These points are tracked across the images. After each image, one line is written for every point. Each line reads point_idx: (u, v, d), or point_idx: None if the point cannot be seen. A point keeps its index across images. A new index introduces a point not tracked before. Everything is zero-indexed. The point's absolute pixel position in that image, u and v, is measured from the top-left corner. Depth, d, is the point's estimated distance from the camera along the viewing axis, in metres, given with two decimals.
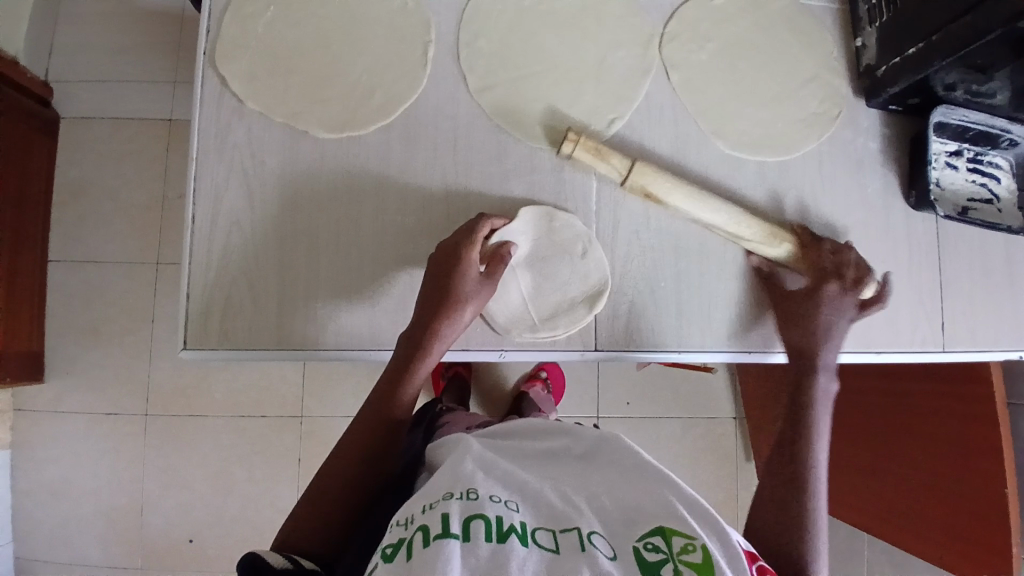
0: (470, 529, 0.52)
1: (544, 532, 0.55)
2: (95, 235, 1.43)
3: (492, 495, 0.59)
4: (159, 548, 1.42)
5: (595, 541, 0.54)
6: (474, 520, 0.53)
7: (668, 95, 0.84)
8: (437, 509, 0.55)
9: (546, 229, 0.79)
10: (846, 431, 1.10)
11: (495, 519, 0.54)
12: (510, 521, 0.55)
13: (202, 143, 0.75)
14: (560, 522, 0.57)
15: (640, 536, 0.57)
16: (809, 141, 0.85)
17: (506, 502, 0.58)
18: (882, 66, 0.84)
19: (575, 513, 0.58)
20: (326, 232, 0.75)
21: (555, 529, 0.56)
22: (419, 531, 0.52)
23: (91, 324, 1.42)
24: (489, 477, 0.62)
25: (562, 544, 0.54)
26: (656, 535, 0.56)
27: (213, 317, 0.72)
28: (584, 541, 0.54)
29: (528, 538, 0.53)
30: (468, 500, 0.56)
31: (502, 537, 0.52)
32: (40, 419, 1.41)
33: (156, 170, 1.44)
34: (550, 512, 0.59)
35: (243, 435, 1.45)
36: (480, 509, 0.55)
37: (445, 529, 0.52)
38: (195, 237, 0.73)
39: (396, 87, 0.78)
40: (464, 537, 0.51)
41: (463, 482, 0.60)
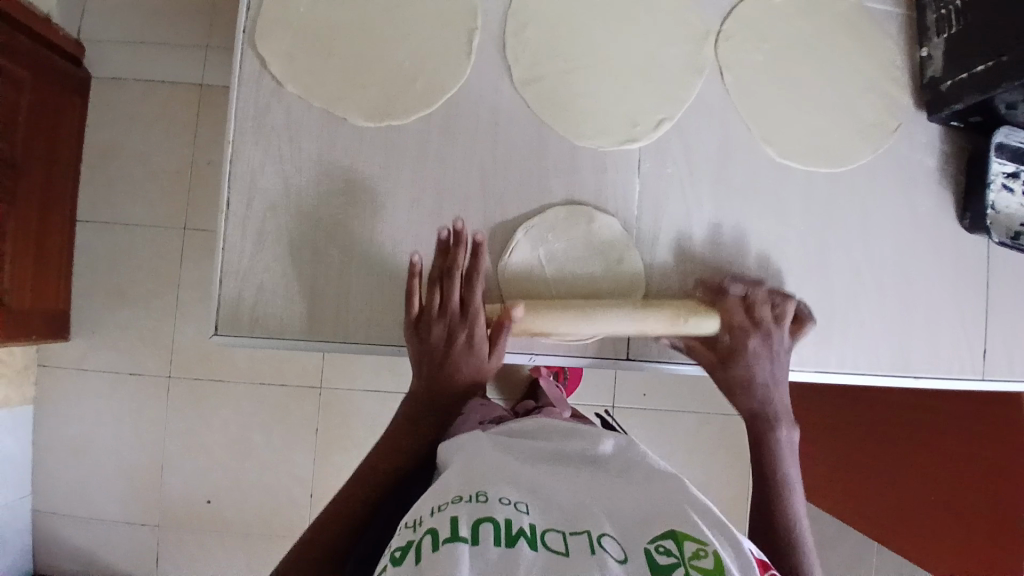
0: (478, 533, 0.48)
1: (554, 535, 0.49)
2: (124, 197, 1.43)
3: (501, 496, 0.53)
4: (177, 507, 1.45)
5: (606, 545, 0.49)
6: (483, 523, 0.49)
7: (719, 98, 0.80)
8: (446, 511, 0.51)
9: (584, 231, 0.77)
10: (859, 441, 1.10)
11: (504, 522, 0.50)
12: (519, 524, 0.50)
13: (240, 124, 0.73)
14: (570, 523, 0.51)
15: (651, 539, 0.50)
16: (863, 155, 0.82)
17: (514, 504, 0.53)
18: (948, 80, 0.80)
19: (586, 514, 0.53)
20: (361, 226, 0.74)
21: (565, 532, 0.50)
22: (429, 534, 0.49)
23: (116, 285, 1.43)
24: (497, 476, 0.57)
25: (572, 548, 0.48)
26: (668, 539, 0.50)
27: (245, 303, 0.72)
28: (594, 544, 0.48)
29: (538, 541, 0.48)
30: (477, 502, 0.52)
31: (511, 541, 0.48)
32: (65, 375, 1.44)
33: (186, 134, 1.43)
34: (558, 513, 0.53)
35: (261, 403, 1.47)
36: (488, 512, 0.51)
37: (453, 532, 0.48)
38: (229, 221, 0.72)
39: (439, 75, 0.76)
40: (471, 541, 0.47)
41: (473, 484, 0.56)
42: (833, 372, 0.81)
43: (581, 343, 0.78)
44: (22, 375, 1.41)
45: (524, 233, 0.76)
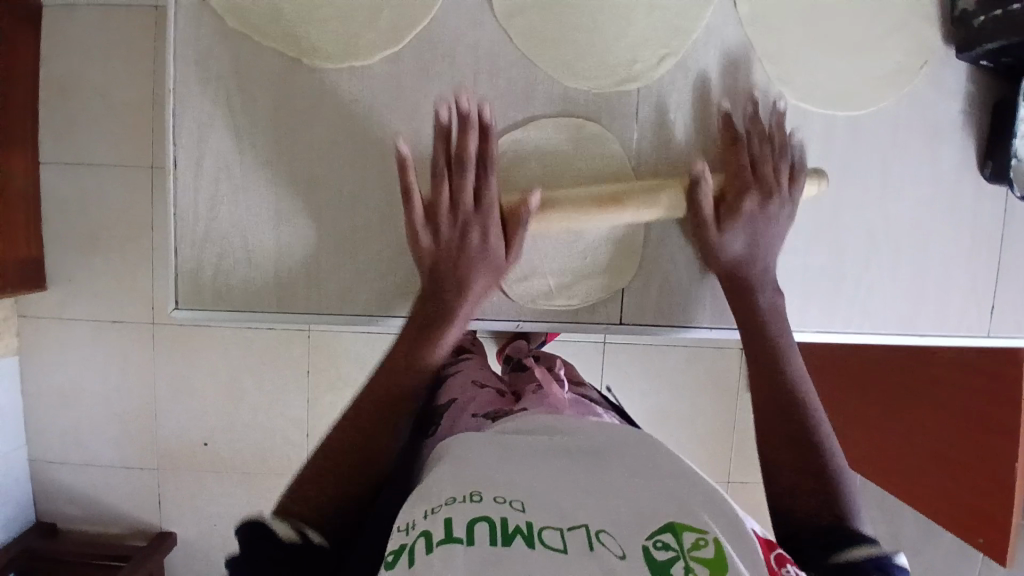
0: (473, 532, 0.46)
1: (551, 530, 0.48)
2: (84, 135, 1.33)
3: (498, 495, 0.51)
4: (174, 451, 1.46)
5: (604, 540, 0.47)
6: (478, 523, 0.47)
7: (729, 31, 0.71)
8: (440, 513, 0.49)
9: (571, 177, 0.71)
10: (864, 388, 1.11)
11: (499, 521, 0.48)
12: (515, 521, 0.48)
13: (184, 67, 0.65)
14: (564, 520, 0.49)
15: (649, 535, 0.49)
16: (885, 96, 0.74)
17: (510, 502, 0.50)
18: (980, 16, 0.70)
19: (583, 512, 0.50)
20: (330, 187, 0.67)
21: (561, 528, 0.48)
22: (421, 537, 0.47)
23: (87, 231, 1.36)
24: (492, 474, 0.54)
25: (571, 545, 0.47)
26: (666, 532, 0.48)
27: (206, 275, 0.66)
28: (591, 539, 0.47)
29: (534, 538, 0.47)
30: (471, 502, 0.50)
31: (507, 540, 0.46)
32: (45, 324, 1.40)
33: (145, 63, 1.31)
34: (553, 509, 0.50)
35: (249, 349, 1.44)
36: (483, 512, 0.49)
37: (447, 534, 0.46)
38: (181, 183, 0.65)
39: (410, 9, 0.67)
40: (465, 542, 0.46)
41: (468, 482, 0.53)
42: (835, 335, 0.77)
43: (569, 305, 0.73)
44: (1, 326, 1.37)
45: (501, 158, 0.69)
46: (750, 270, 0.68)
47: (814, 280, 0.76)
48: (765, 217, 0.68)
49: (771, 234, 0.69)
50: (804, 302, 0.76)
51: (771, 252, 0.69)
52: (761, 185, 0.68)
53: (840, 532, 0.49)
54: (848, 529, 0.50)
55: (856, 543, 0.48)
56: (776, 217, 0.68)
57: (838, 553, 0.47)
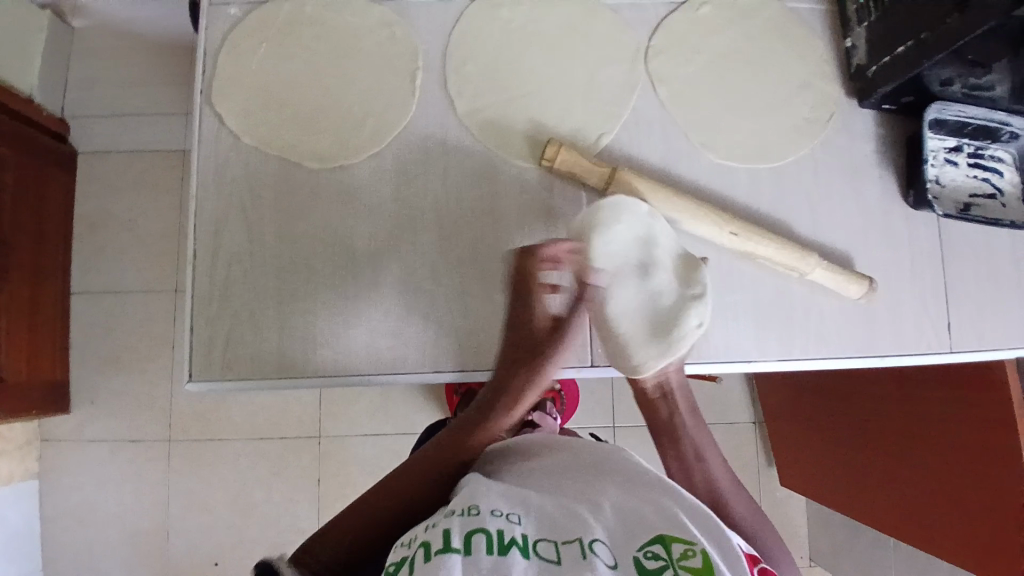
0: (471, 542, 0.49)
1: (546, 544, 0.51)
2: (114, 266, 1.47)
3: (494, 509, 0.55)
4: (185, 570, 1.44)
5: (597, 550, 0.51)
6: (474, 534, 0.50)
7: (657, 109, 0.84)
8: (439, 525, 0.52)
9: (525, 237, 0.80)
10: (872, 427, 1.14)
11: (495, 533, 0.51)
12: (510, 534, 0.51)
13: (202, 177, 0.77)
14: (559, 532, 0.53)
15: (641, 546, 0.52)
16: (801, 147, 0.85)
17: (506, 515, 0.54)
18: (873, 67, 0.84)
19: (577, 525, 0.54)
20: (324, 265, 0.77)
21: (555, 541, 0.52)
22: (421, 546, 0.50)
23: (112, 353, 1.46)
24: (492, 492, 0.59)
25: (564, 556, 0.49)
26: (656, 543, 0.52)
27: (216, 349, 0.74)
28: (585, 550, 0.50)
29: (530, 550, 0.50)
30: (469, 515, 0.53)
31: (503, 550, 0.49)
32: (65, 447, 1.45)
33: (172, 200, 1.48)
34: (550, 524, 0.54)
35: (261, 456, 1.47)
36: (480, 523, 0.52)
37: (445, 543, 0.49)
38: (197, 273, 0.75)
39: (388, 114, 0.80)
40: (463, 551, 0.48)
41: (466, 499, 0.57)
42: (799, 362, 0.82)
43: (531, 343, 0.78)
44: (24, 450, 1.42)
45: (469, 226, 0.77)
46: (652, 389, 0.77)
47: (769, 312, 0.83)
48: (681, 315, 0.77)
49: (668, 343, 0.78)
50: (765, 334, 0.82)
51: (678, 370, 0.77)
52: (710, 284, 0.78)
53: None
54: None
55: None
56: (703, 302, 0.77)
57: None
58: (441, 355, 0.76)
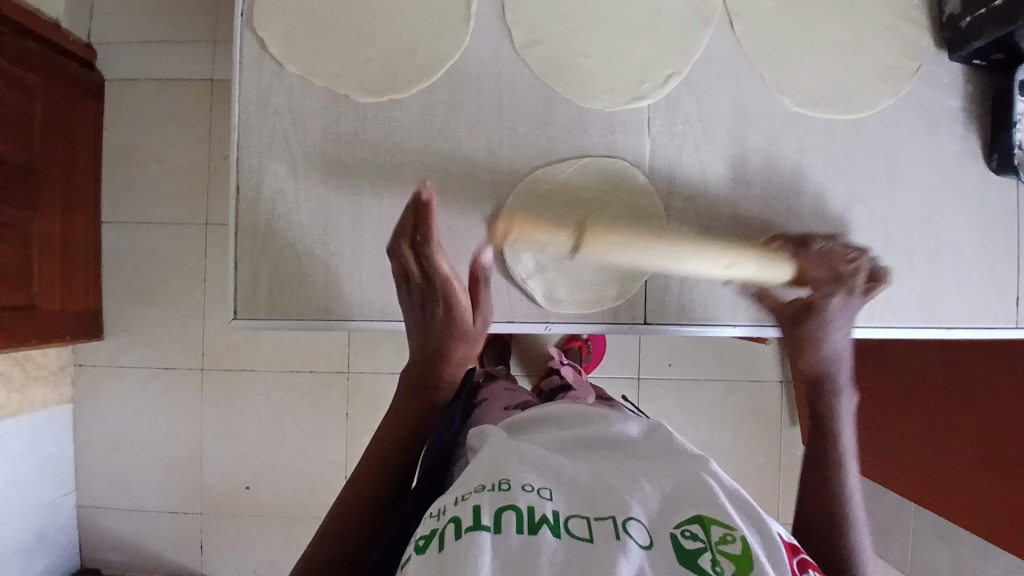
0: (501, 521, 0.50)
1: (578, 520, 0.52)
2: (144, 197, 1.45)
3: (525, 482, 0.55)
4: (217, 495, 1.50)
5: (632, 530, 0.51)
6: (505, 511, 0.51)
7: (730, 50, 0.78)
8: (469, 500, 0.54)
9: (563, 195, 0.76)
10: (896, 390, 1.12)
11: (526, 509, 0.51)
12: (542, 511, 0.52)
13: (243, 106, 0.74)
14: (594, 508, 0.54)
15: (678, 523, 0.54)
16: (883, 98, 0.79)
17: (537, 490, 0.55)
18: (965, 17, 0.76)
19: (610, 498, 0.55)
20: (372, 205, 0.74)
21: (589, 516, 0.52)
22: (452, 523, 0.52)
23: (143, 284, 1.46)
24: (523, 463, 0.59)
25: (598, 534, 0.50)
26: (694, 523, 0.53)
27: (262, 288, 0.73)
28: (619, 530, 0.50)
29: (561, 528, 0.50)
30: (500, 491, 0.54)
31: (533, 529, 0.50)
32: (99, 374, 1.48)
33: (200, 129, 1.44)
34: (582, 499, 0.55)
35: (290, 391, 1.49)
36: (510, 499, 0.52)
37: (475, 521, 0.50)
38: (240, 208, 0.73)
39: (440, 44, 0.75)
40: (493, 530, 0.50)
41: (497, 472, 0.58)
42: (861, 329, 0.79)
43: (589, 304, 0.77)
44: (58, 375, 1.45)
45: (518, 195, 0.75)
46: (831, 370, 0.74)
47: None
48: (840, 312, 0.75)
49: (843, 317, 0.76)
50: None
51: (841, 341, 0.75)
52: (843, 280, 0.75)
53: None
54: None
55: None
56: (853, 310, 0.76)
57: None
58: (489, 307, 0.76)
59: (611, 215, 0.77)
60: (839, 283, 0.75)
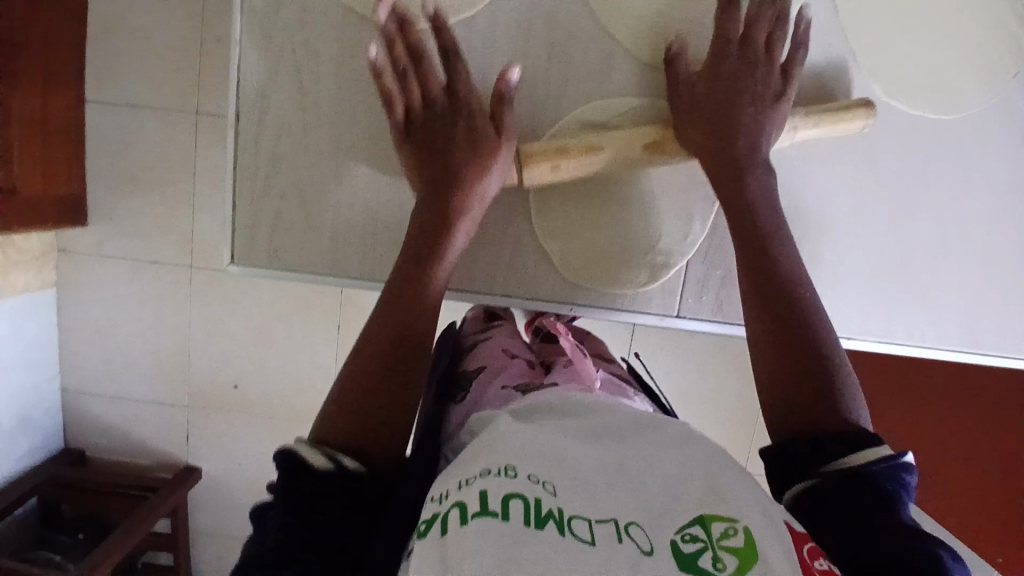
0: (508, 511, 0.45)
1: (580, 522, 0.45)
2: (131, 73, 1.31)
3: (531, 474, 0.49)
4: (205, 390, 1.49)
5: (634, 535, 0.45)
6: (512, 500, 0.45)
7: (820, 20, 0.68)
8: (472, 485, 0.48)
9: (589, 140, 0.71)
10: None
11: (533, 502, 0.46)
12: (548, 505, 0.46)
13: (247, 17, 0.63)
14: (596, 507, 0.47)
15: (678, 527, 0.46)
16: (978, 101, 0.71)
17: (542, 483, 0.48)
18: None
19: (612, 498, 0.48)
20: (393, 152, 0.66)
21: (591, 518, 0.46)
22: (456, 507, 0.46)
23: (129, 170, 1.36)
24: (528, 450, 0.52)
25: (600, 537, 0.44)
26: (695, 524, 0.46)
27: (263, 234, 0.67)
28: (621, 534, 0.45)
29: (567, 526, 0.44)
30: (506, 478, 0.48)
31: (541, 523, 0.44)
32: (82, 260, 1.41)
33: (194, 1, 1.28)
34: (587, 493, 0.48)
35: (281, 298, 1.44)
36: (516, 489, 0.47)
37: (481, 507, 0.45)
38: (240, 140, 0.65)
39: None
40: (501, 517, 0.44)
41: (500, 458, 0.51)
42: (895, 346, 0.76)
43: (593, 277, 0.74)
44: (41, 258, 1.38)
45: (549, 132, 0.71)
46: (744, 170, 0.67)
47: (884, 287, 0.75)
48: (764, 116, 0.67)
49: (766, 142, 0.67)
50: (873, 310, 0.75)
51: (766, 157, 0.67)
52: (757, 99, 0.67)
53: (846, 439, 0.52)
54: (854, 431, 0.53)
55: (868, 452, 0.51)
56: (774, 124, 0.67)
57: (848, 459, 0.51)
58: (512, 279, 0.74)
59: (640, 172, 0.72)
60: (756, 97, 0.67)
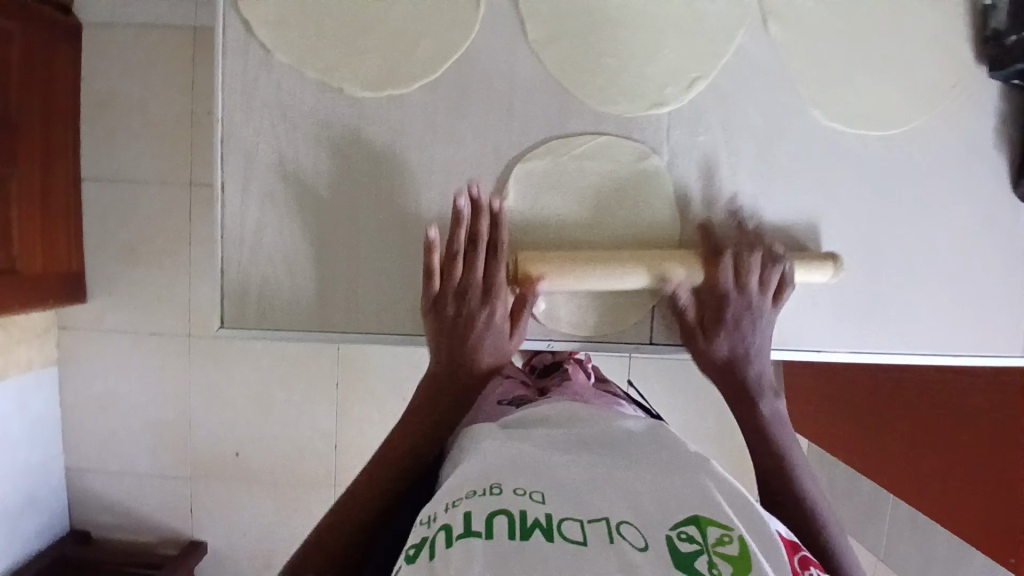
0: (493, 526, 0.47)
1: (571, 523, 0.47)
2: (125, 154, 1.37)
3: (517, 486, 0.52)
4: (206, 459, 1.49)
5: (624, 533, 0.47)
6: (497, 516, 0.48)
7: (759, 54, 0.73)
8: (460, 506, 0.50)
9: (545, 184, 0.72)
10: None
11: (518, 514, 0.48)
12: (533, 514, 0.48)
13: (228, 95, 0.68)
14: (585, 510, 0.50)
15: (673, 525, 0.49)
16: (919, 115, 0.75)
17: (528, 494, 0.51)
18: (1015, 33, 0.71)
19: (602, 502, 0.51)
20: (368, 204, 0.70)
21: (581, 519, 0.48)
22: (442, 531, 0.48)
23: (126, 245, 1.41)
24: (514, 465, 0.55)
25: (591, 536, 0.46)
26: (689, 525, 0.48)
27: (251, 297, 0.70)
28: (611, 533, 0.47)
29: (554, 531, 0.46)
30: (491, 495, 0.51)
31: (525, 535, 0.46)
32: (83, 337, 1.45)
33: (184, 83, 1.35)
34: (574, 500, 0.51)
35: (280, 360, 1.47)
36: (502, 505, 0.49)
37: (466, 528, 0.47)
38: (225, 209, 0.69)
39: (446, 35, 0.70)
40: (485, 536, 0.46)
41: (488, 477, 0.54)
42: (869, 355, 0.78)
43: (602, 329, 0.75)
44: (43, 337, 1.42)
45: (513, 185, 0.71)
46: (742, 358, 0.68)
47: (852, 300, 0.77)
48: (758, 318, 0.69)
49: (761, 321, 0.69)
50: (844, 325, 0.78)
51: (762, 344, 0.69)
52: (754, 287, 0.69)
53: None
54: None
55: None
56: (766, 324, 0.69)
57: None
58: None
59: (622, 220, 0.73)
60: (741, 287, 0.69)
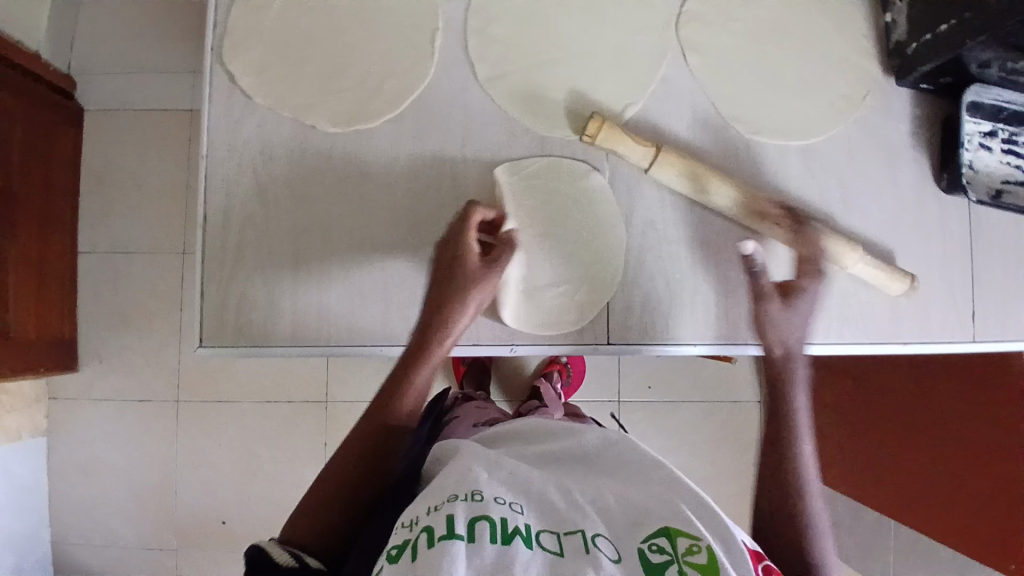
0: (475, 530, 0.47)
1: (548, 535, 0.49)
2: (121, 225, 1.45)
3: (497, 496, 0.53)
4: (192, 528, 1.46)
5: (600, 544, 0.49)
6: (479, 520, 0.48)
7: (686, 80, 0.83)
8: (442, 509, 0.51)
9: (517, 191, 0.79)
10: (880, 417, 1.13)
11: (500, 521, 0.49)
12: (514, 522, 0.49)
13: (214, 136, 0.76)
14: (562, 522, 0.51)
15: (644, 537, 0.50)
16: (836, 124, 0.84)
17: (509, 503, 0.52)
18: (912, 44, 0.81)
19: (581, 514, 0.52)
20: (339, 227, 0.76)
21: (558, 532, 0.50)
22: (425, 531, 0.48)
23: (118, 312, 1.45)
24: (492, 476, 0.56)
25: (567, 547, 0.48)
26: (661, 536, 0.50)
27: (229, 316, 0.74)
28: (588, 543, 0.48)
29: (533, 540, 0.48)
30: (473, 501, 0.51)
31: (507, 540, 0.47)
32: (73, 405, 1.46)
33: (179, 159, 1.45)
34: (552, 512, 0.52)
35: (267, 420, 1.48)
36: (483, 510, 0.50)
37: (448, 530, 0.47)
38: (208, 236, 0.75)
39: (407, 77, 0.79)
40: (467, 539, 0.46)
41: (468, 483, 0.54)
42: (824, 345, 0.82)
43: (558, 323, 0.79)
44: (33, 407, 1.43)
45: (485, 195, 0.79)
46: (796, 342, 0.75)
47: None
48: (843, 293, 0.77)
49: None
50: None
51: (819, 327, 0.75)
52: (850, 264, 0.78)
53: None
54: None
55: None
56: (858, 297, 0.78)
57: None
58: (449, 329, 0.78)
59: (582, 216, 0.80)
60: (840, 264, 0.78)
